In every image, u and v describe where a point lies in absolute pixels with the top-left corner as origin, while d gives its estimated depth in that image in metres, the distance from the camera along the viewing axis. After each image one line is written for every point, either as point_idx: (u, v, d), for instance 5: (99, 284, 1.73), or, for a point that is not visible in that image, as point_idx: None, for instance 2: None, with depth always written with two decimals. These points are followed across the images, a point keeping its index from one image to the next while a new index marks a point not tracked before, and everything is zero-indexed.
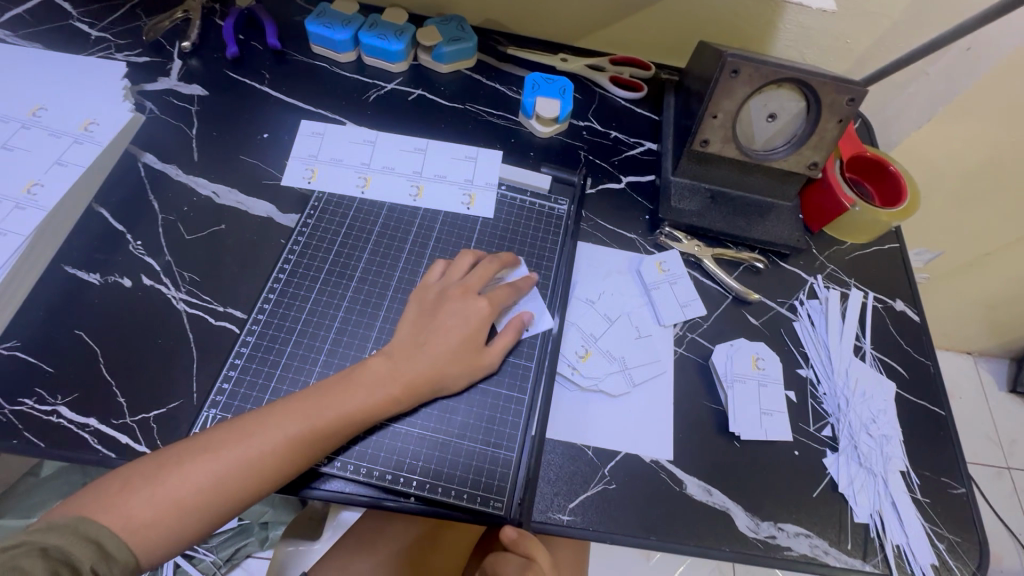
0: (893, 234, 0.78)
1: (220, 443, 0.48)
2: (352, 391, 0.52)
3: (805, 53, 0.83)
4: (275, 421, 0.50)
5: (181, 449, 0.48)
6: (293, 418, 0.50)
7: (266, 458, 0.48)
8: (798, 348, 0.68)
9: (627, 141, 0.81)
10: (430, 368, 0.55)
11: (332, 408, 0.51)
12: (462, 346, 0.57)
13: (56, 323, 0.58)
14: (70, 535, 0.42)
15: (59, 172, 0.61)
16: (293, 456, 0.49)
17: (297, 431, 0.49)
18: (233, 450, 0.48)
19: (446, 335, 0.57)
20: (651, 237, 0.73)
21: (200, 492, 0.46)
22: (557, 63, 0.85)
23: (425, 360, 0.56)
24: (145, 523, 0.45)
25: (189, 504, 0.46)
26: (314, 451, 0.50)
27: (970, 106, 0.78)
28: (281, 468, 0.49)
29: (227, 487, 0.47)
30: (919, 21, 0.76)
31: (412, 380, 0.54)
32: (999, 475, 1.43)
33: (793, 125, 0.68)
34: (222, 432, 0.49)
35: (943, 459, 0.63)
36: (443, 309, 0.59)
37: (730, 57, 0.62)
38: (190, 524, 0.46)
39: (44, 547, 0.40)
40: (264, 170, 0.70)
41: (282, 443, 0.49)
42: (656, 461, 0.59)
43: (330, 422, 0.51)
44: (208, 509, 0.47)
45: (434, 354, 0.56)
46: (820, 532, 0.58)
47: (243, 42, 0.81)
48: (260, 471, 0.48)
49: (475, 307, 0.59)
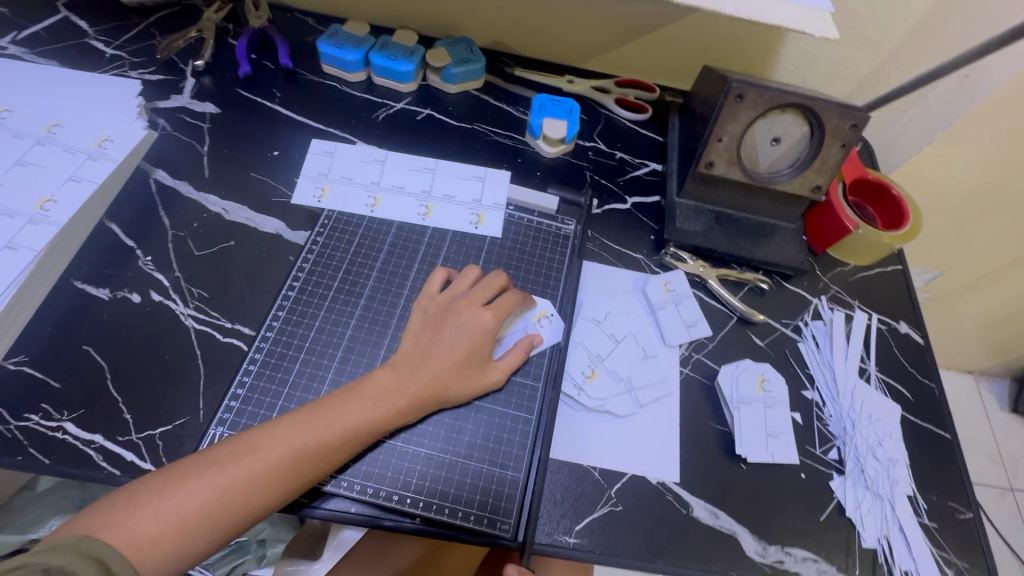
0: (896, 256, 0.79)
1: (225, 458, 0.48)
2: (356, 405, 0.52)
3: (807, 78, 0.84)
4: (282, 434, 0.50)
5: (188, 465, 0.48)
6: (298, 433, 0.50)
7: (272, 473, 0.48)
8: (803, 369, 0.68)
9: (632, 162, 0.82)
10: (434, 381, 0.56)
11: (338, 422, 0.51)
12: (468, 362, 0.57)
13: (65, 338, 0.58)
14: (74, 554, 0.41)
15: (72, 188, 0.62)
16: (299, 470, 0.49)
17: (305, 444, 0.50)
18: (239, 464, 0.48)
19: (448, 347, 0.57)
20: (656, 257, 0.74)
21: (207, 508, 0.46)
22: (563, 84, 0.87)
23: (430, 374, 0.56)
24: (150, 540, 0.44)
25: (195, 521, 0.46)
26: (320, 465, 0.50)
27: (970, 131, 0.79)
28: (287, 483, 0.49)
29: (234, 502, 0.47)
30: (919, 48, 0.77)
31: (417, 394, 0.55)
32: (1003, 496, 1.42)
33: (797, 148, 0.69)
34: (229, 448, 0.49)
35: (949, 483, 0.63)
36: (445, 324, 0.59)
37: (735, 82, 0.63)
38: (196, 541, 0.46)
39: (47, 567, 0.40)
40: (273, 187, 0.71)
41: (288, 457, 0.49)
42: (662, 483, 0.59)
43: (335, 436, 0.51)
44: (212, 527, 0.46)
45: (437, 367, 0.56)
46: (828, 556, 0.57)
47: (254, 61, 0.82)
48: (267, 486, 0.48)
49: (483, 317, 0.59)
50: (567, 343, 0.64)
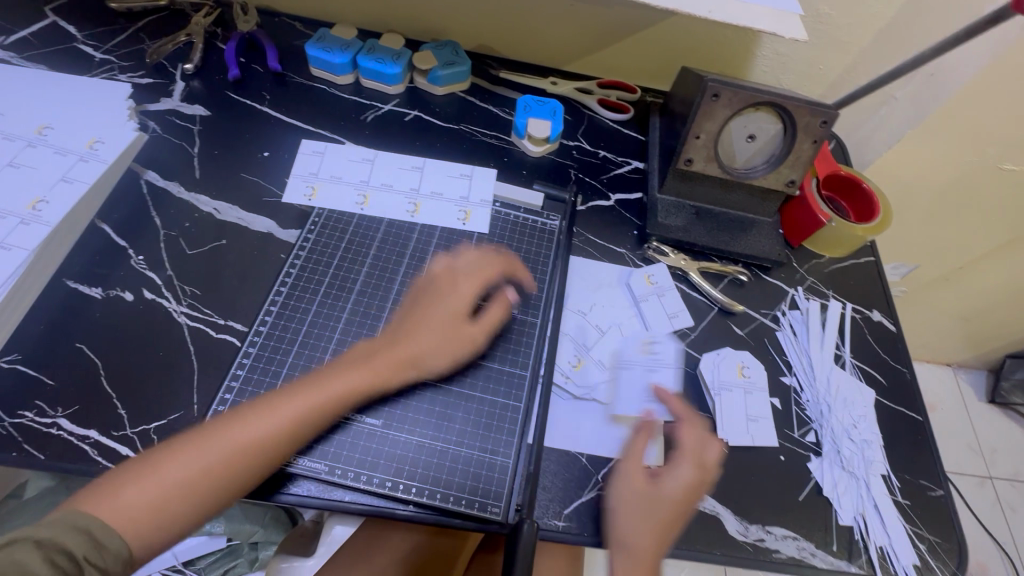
0: (869, 248, 0.82)
1: (211, 432, 0.49)
2: (337, 375, 0.55)
3: (781, 78, 0.88)
4: (266, 406, 0.51)
5: (173, 441, 0.49)
6: (280, 402, 0.52)
7: (258, 442, 0.50)
8: (781, 357, 0.70)
9: (615, 160, 0.84)
10: (416, 348, 0.59)
11: (323, 393, 0.53)
12: (448, 329, 0.60)
13: (58, 337, 0.58)
14: (61, 525, 0.42)
15: (64, 189, 0.63)
16: (280, 434, 0.51)
17: (287, 412, 0.51)
18: (226, 437, 0.49)
19: (431, 316, 0.61)
20: (640, 251, 0.76)
21: (192, 479, 0.47)
22: (547, 86, 0.89)
23: (411, 341, 0.59)
24: (131, 517, 0.45)
25: (180, 493, 0.47)
26: (304, 427, 0.52)
27: (935, 128, 0.83)
28: (276, 451, 0.50)
29: (221, 472, 0.48)
30: (886, 49, 0.81)
31: (399, 360, 0.58)
32: (982, 484, 1.46)
33: (772, 144, 0.72)
34: (214, 423, 0.50)
35: (921, 462, 0.66)
36: (428, 296, 0.63)
37: (710, 82, 0.66)
38: (181, 512, 0.47)
39: (38, 539, 0.41)
40: (264, 187, 0.73)
41: (275, 427, 0.51)
42: (648, 467, 0.61)
43: (322, 402, 0.53)
44: (201, 495, 0.48)
45: (419, 338, 0.59)
46: (807, 534, 0.59)
47: (243, 64, 0.84)
48: (254, 456, 0.49)
49: (470, 280, 0.64)
50: (550, 332, 0.65)
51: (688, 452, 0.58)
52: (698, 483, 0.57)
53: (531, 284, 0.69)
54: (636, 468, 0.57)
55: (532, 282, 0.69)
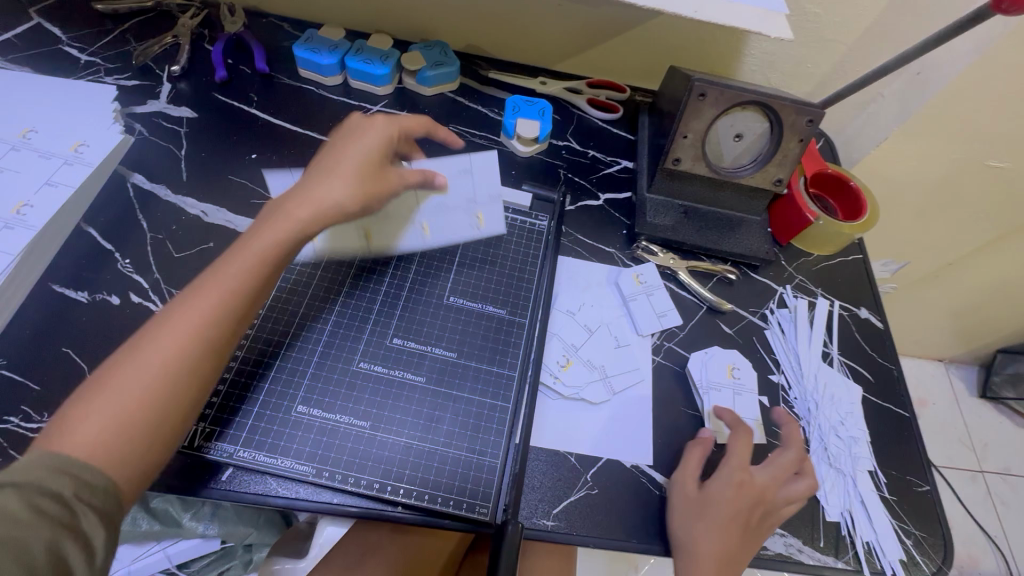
0: (857, 245, 0.83)
1: (127, 361, 0.45)
2: (241, 255, 0.52)
3: (769, 77, 0.88)
4: (178, 313, 0.47)
5: (91, 385, 0.44)
6: (198, 303, 0.48)
7: (189, 345, 0.47)
8: (769, 355, 0.71)
9: (604, 160, 0.84)
10: (333, 180, 0.57)
11: (239, 272, 0.51)
12: (362, 170, 0.59)
13: (44, 341, 0.58)
14: (44, 469, 0.38)
15: (49, 193, 0.62)
16: (212, 325, 0.48)
17: (205, 307, 0.48)
18: (149, 351, 0.45)
19: (340, 160, 0.59)
20: (629, 251, 0.76)
21: (142, 397, 0.44)
22: (536, 86, 0.89)
23: (322, 176, 0.57)
24: (80, 449, 0.40)
25: (132, 415, 0.43)
26: (229, 293, 0.50)
27: (922, 126, 0.84)
28: (218, 340, 0.48)
29: (168, 381, 0.45)
30: (872, 47, 0.81)
31: (315, 192, 0.56)
32: (973, 479, 1.48)
33: (759, 143, 0.72)
34: (122, 354, 0.45)
35: (908, 458, 0.66)
36: (339, 160, 0.59)
37: (697, 81, 0.66)
38: (148, 433, 0.44)
39: (20, 484, 0.37)
40: (252, 189, 0.72)
41: (204, 319, 0.48)
42: (637, 466, 0.61)
43: (250, 281, 0.51)
44: (160, 413, 0.44)
45: (338, 184, 0.58)
46: (794, 531, 0.60)
47: (231, 65, 0.83)
48: (200, 345, 0.47)
49: (367, 132, 0.61)
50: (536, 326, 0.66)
51: (739, 461, 0.59)
52: (759, 494, 0.57)
53: (520, 285, 0.70)
54: (686, 484, 0.58)
55: (520, 282, 0.70)
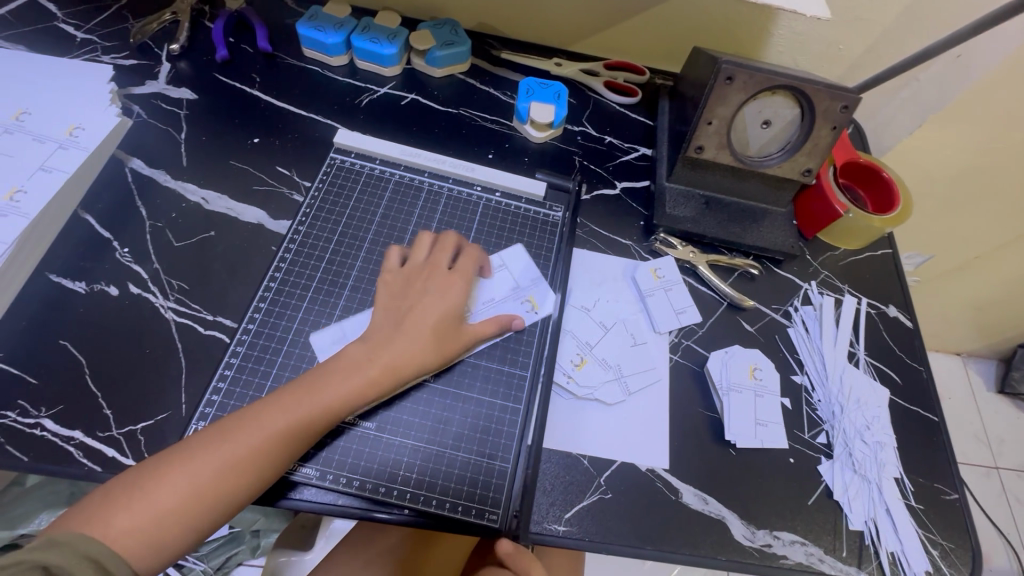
0: (886, 239, 0.79)
1: (208, 445, 0.47)
2: (330, 382, 0.51)
3: (798, 60, 0.83)
4: (259, 420, 0.49)
5: (172, 454, 0.47)
6: (276, 416, 0.49)
7: (260, 450, 0.48)
8: (793, 355, 0.68)
9: (621, 146, 0.81)
10: (401, 361, 0.54)
11: (323, 394, 0.51)
12: (434, 335, 0.55)
13: (40, 333, 0.56)
14: (71, 554, 0.41)
15: (43, 178, 0.60)
16: (278, 453, 0.48)
17: (278, 429, 0.48)
18: (229, 443, 0.47)
19: (412, 322, 0.56)
20: (646, 243, 0.73)
21: (206, 488, 0.46)
22: (551, 67, 0.85)
23: (395, 352, 0.54)
24: (127, 531, 0.43)
25: (189, 504, 0.45)
26: (292, 451, 0.49)
27: (961, 113, 0.79)
28: (288, 450, 0.49)
29: (230, 479, 0.46)
30: (911, 28, 0.76)
31: (385, 369, 0.53)
32: (988, 475, 1.44)
33: (788, 131, 0.68)
34: (212, 431, 0.48)
35: (937, 466, 0.63)
36: (396, 336, 0.54)
37: (724, 64, 0.62)
38: (195, 522, 0.46)
39: (47, 564, 0.39)
40: (254, 175, 0.70)
41: (285, 430, 0.49)
42: (652, 470, 0.58)
43: (328, 407, 0.51)
44: (205, 513, 0.46)
45: (408, 333, 0.55)
46: (815, 539, 0.58)
47: (232, 44, 0.80)
48: (270, 455, 0.48)
49: (443, 283, 0.58)
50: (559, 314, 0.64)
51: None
52: None
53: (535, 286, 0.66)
54: None
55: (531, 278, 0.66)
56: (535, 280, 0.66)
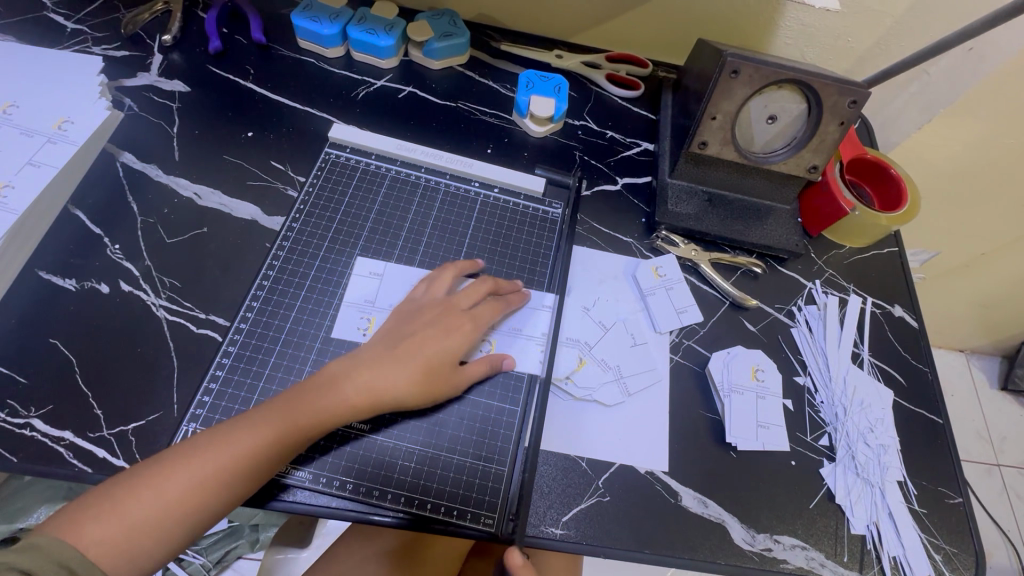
0: (893, 237, 0.77)
1: (187, 456, 0.46)
2: (310, 402, 0.50)
3: (805, 52, 0.81)
4: (234, 435, 0.48)
5: (152, 462, 0.46)
6: (252, 432, 0.48)
7: (239, 463, 0.47)
8: (795, 355, 0.66)
9: (623, 141, 0.79)
10: (385, 387, 0.52)
11: (301, 415, 0.49)
12: (432, 373, 0.54)
13: (29, 332, 0.55)
14: (44, 560, 0.40)
15: (31, 173, 0.59)
16: (252, 470, 0.47)
17: (253, 446, 0.48)
18: (207, 455, 0.46)
19: (408, 349, 0.54)
20: (647, 241, 0.71)
21: (183, 497, 0.45)
22: (552, 59, 0.83)
23: (382, 376, 0.52)
24: (101, 539, 0.43)
25: (165, 514, 0.44)
26: (272, 466, 0.49)
27: (971, 108, 0.77)
28: (265, 467, 0.48)
29: (207, 490, 0.46)
30: (921, 20, 0.74)
31: (365, 393, 0.52)
32: (989, 472, 1.44)
33: (794, 126, 0.66)
34: (193, 441, 0.48)
35: (941, 469, 0.62)
36: (387, 363, 0.53)
37: (729, 57, 0.60)
38: (171, 532, 0.45)
39: (24, 569, 0.38)
40: (248, 170, 0.68)
41: (263, 446, 0.48)
42: (651, 472, 0.58)
43: (308, 426, 0.50)
44: (180, 526, 0.45)
45: (403, 365, 0.53)
46: (816, 544, 0.57)
47: (226, 35, 0.78)
48: (248, 470, 0.47)
49: (450, 321, 0.57)
50: (558, 317, 0.63)
51: None
52: None
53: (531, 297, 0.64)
54: None
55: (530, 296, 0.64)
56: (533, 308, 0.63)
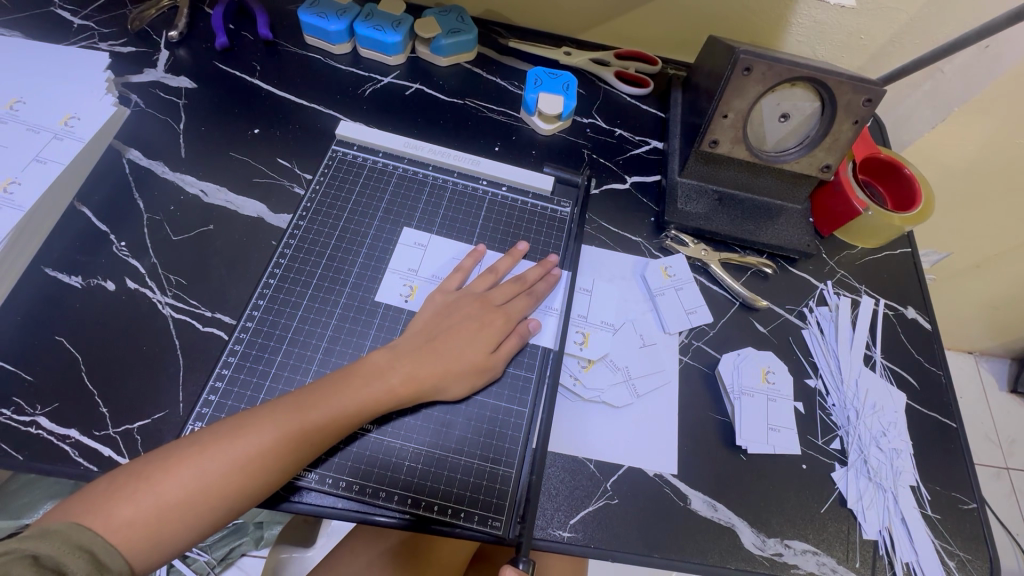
0: (905, 238, 0.76)
1: (220, 438, 0.46)
2: (347, 389, 0.51)
3: (817, 50, 0.80)
4: (267, 421, 0.47)
5: (181, 446, 0.46)
6: (286, 419, 0.48)
7: (271, 450, 0.46)
8: (806, 357, 0.66)
9: (631, 139, 0.78)
10: (427, 376, 0.54)
11: (338, 401, 0.50)
12: (467, 365, 0.55)
13: (36, 330, 0.55)
14: (63, 544, 0.39)
15: (38, 169, 0.58)
16: (283, 456, 0.47)
17: (286, 433, 0.47)
18: (240, 439, 0.46)
19: (446, 344, 0.56)
20: (656, 240, 0.71)
21: (212, 483, 0.44)
22: (560, 56, 0.82)
23: (421, 365, 0.54)
24: (128, 522, 0.42)
25: (194, 498, 0.44)
26: (305, 453, 0.48)
27: (987, 107, 0.75)
28: (296, 455, 0.48)
29: (239, 475, 0.45)
30: (936, 18, 0.73)
31: (409, 381, 0.53)
32: (999, 475, 1.42)
33: (807, 125, 0.65)
34: (225, 426, 0.47)
35: (955, 474, 0.61)
36: (425, 353, 0.55)
37: (742, 54, 0.59)
38: (196, 519, 0.44)
39: (36, 554, 0.38)
40: (254, 166, 0.68)
41: (295, 432, 0.47)
42: (660, 475, 0.57)
43: (343, 414, 0.50)
44: (206, 512, 0.45)
45: (440, 355, 0.55)
46: (828, 549, 0.56)
47: (232, 32, 0.78)
48: (282, 457, 0.47)
49: (483, 316, 0.58)
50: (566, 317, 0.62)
51: None
52: None
53: (556, 286, 0.64)
54: None
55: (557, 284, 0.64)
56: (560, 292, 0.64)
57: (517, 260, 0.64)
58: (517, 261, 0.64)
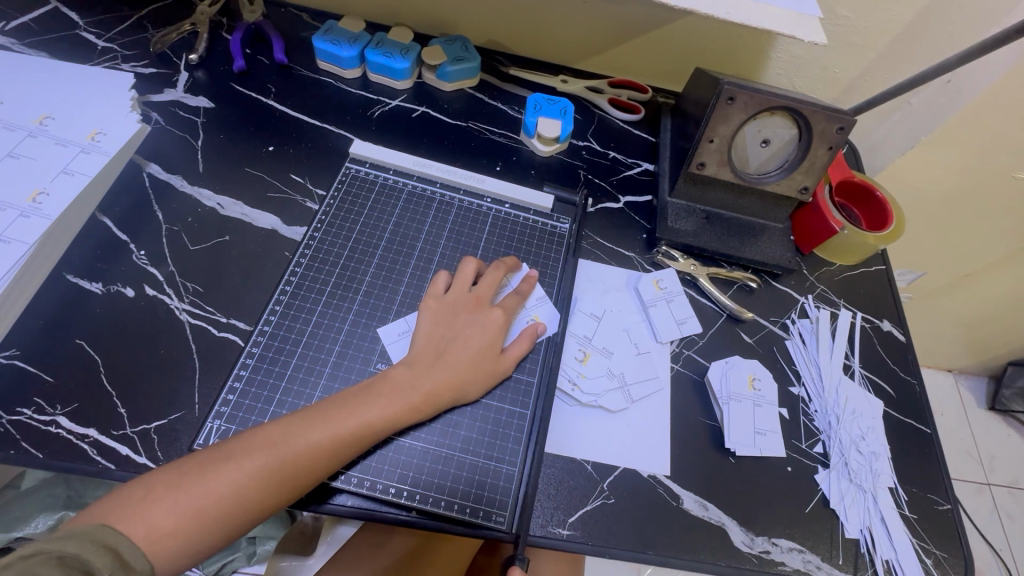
0: (880, 255, 0.81)
1: (252, 451, 0.48)
2: (369, 402, 0.53)
3: (795, 82, 0.86)
4: (292, 433, 0.50)
5: (208, 456, 0.48)
6: (311, 431, 0.50)
7: (297, 461, 0.49)
8: (790, 366, 0.69)
9: (625, 161, 0.83)
10: (443, 384, 0.56)
11: (359, 412, 0.52)
12: (473, 364, 0.59)
13: (57, 333, 0.57)
14: (87, 542, 0.41)
15: (64, 181, 0.62)
16: (307, 467, 0.49)
17: (311, 444, 0.49)
18: (275, 449, 0.49)
19: (456, 352, 0.59)
20: (648, 255, 0.75)
21: (241, 493, 0.47)
22: (558, 84, 0.88)
23: (439, 376, 0.57)
24: (168, 532, 0.44)
25: (231, 507, 0.46)
26: (328, 464, 0.50)
27: (951, 136, 0.82)
28: (319, 464, 0.50)
29: (270, 486, 0.48)
30: (902, 55, 0.79)
31: (427, 394, 0.55)
32: (980, 491, 1.46)
33: (786, 149, 0.70)
34: (249, 437, 0.49)
35: (930, 476, 0.65)
36: (440, 362, 0.57)
37: (726, 85, 0.64)
38: (223, 525, 0.46)
39: (62, 554, 0.39)
40: (268, 182, 0.71)
41: (319, 445, 0.50)
42: (653, 476, 0.60)
43: (365, 425, 0.52)
44: (233, 519, 0.47)
45: (454, 362, 0.58)
46: (812, 547, 0.59)
47: (249, 55, 0.82)
48: (313, 467, 0.49)
49: (482, 315, 0.62)
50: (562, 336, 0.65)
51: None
52: None
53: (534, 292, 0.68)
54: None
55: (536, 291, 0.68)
56: (541, 299, 0.67)
57: (512, 270, 0.67)
58: (512, 271, 0.67)
